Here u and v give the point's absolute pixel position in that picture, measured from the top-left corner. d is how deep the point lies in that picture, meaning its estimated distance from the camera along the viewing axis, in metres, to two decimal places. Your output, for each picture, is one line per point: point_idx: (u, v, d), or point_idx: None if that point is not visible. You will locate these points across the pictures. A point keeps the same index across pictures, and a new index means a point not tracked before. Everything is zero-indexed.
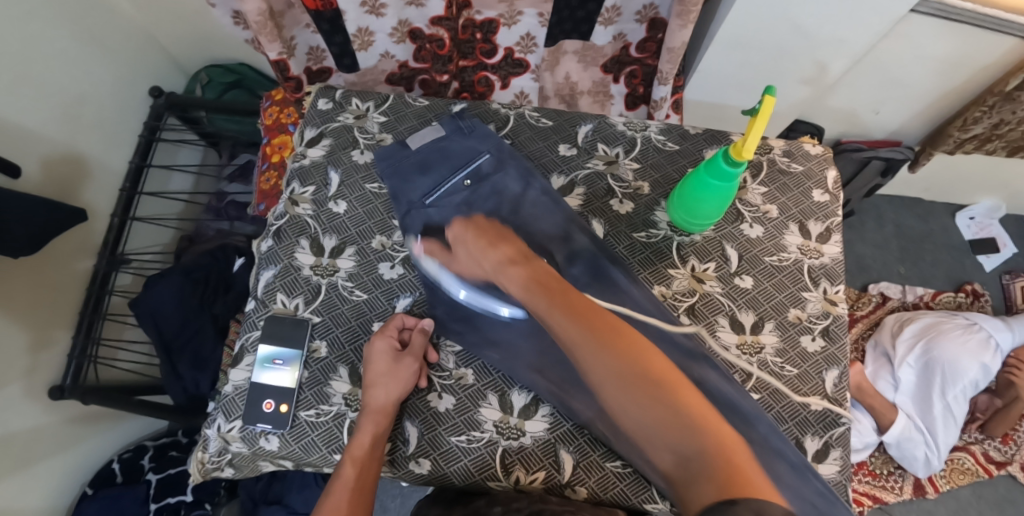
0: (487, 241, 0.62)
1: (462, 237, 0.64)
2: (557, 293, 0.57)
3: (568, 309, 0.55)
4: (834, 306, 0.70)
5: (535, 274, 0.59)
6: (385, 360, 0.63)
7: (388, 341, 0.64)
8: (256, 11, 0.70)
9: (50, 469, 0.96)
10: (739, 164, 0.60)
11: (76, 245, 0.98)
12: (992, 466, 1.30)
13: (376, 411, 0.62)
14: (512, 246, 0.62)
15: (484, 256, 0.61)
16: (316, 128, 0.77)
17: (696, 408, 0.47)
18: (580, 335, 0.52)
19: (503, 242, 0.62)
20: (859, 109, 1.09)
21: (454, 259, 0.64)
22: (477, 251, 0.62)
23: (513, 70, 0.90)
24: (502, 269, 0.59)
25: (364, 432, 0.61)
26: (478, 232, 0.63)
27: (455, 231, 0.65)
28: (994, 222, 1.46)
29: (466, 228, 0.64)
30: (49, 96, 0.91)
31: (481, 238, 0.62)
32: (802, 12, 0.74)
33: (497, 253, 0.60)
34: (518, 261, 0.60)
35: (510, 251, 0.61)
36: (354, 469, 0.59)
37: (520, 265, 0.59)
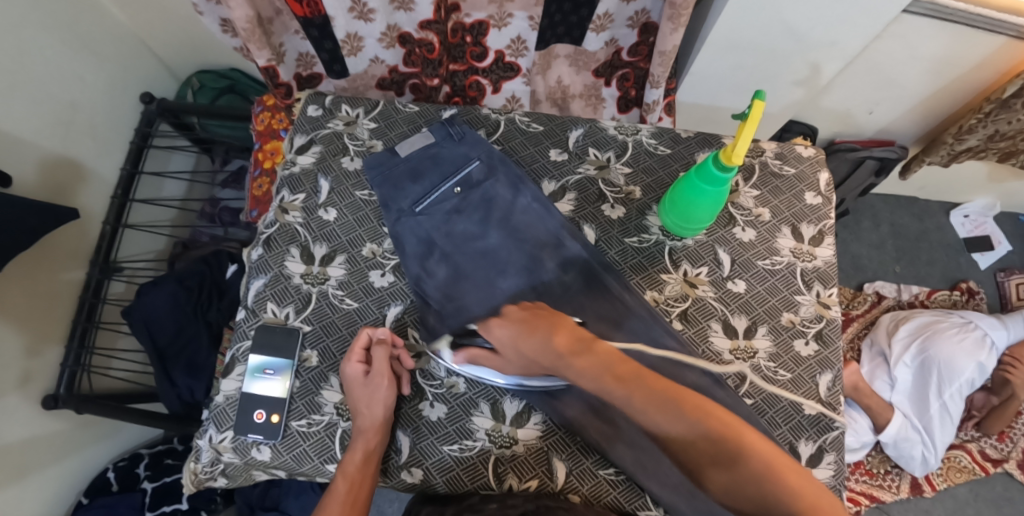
0: (538, 334, 0.56)
1: (510, 338, 0.58)
2: (624, 367, 0.53)
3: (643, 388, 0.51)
4: (828, 309, 0.69)
5: (599, 355, 0.53)
6: (360, 382, 0.63)
7: (355, 367, 0.63)
8: (244, 18, 0.70)
9: (45, 479, 0.95)
10: (730, 169, 0.60)
11: (67, 254, 0.97)
12: (989, 464, 1.30)
13: (365, 430, 0.62)
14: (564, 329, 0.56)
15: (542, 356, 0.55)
16: (305, 135, 0.76)
17: (780, 464, 0.47)
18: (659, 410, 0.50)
19: (556, 328, 0.56)
20: (853, 109, 1.09)
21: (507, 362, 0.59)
22: (532, 352, 0.56)
23: (505, 74, 0.89)
24: (566, 364, 0.53)
25: (354, 449, 0.61)
26: (528, 327, 0.57)
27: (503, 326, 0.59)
28: (989, 220, 1.46)
29: (508, 328, 0.58)
30: (41, 102, 0.90)
31: (532, 333, 0.56)
32: (793, 13, 0.74)
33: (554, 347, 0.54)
34: (578, 350, 0.53)
35: (567, 341, 0.54)
36: (346, 485, 0.61)
37: (584, 352, 0.53)
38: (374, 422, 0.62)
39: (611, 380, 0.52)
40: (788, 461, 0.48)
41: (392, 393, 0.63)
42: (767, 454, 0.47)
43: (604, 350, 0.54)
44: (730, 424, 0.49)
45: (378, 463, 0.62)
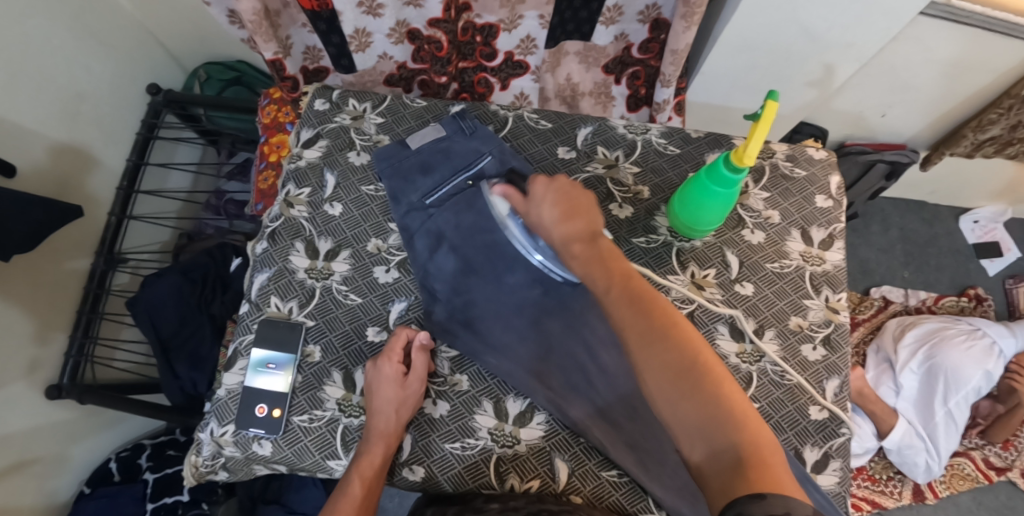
0: (560, 212, 0.57)
1: (541, 197, 0.58)
2: (617, 264, 0.53)
3: (625, 290, 0.50)
4: (836, 314, 0.68)
5: (599, 250, 0.54)
6: (396, 384, 0.62)
7: (393, 367, 0.62)
8: (251, 10, 0.69)
9: (47, 468, 0.96)
10: (741, 170, 0.59)
11: (72, 243, 0.97)
12: (993, 472, 1.29)
13: (383, 432, 0.61)
14: (586, 218, 0.57)
15: (554, 225, 0.57)
16: (312, 128, 0.76)
17: (741, 406, 0.44)
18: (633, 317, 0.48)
19: (575, 214, 0.57)
20: (865, 111, 1.08)
21: (528, 212, 0.60)
22: (548, 216, 0.57)
23: (513, 72, 0.89)
24: (568, 246, 0.56)
25: (373, 452, 0.61)
26: (560, 196, 0.58)
27: (536, 185, 0.59)
28: (999, 225, 1.44)
29: (548, 189, 0.59)
30: (47, 92, 0.90)
31: (557, 206, 0.57)
32: (807, 13, 0.73)
33: (567, 227, 0.56)
34: (585, 240, 0.55)
35: (579, 228, 0.56)
36: (361, 488, 0.60)
37: (586, 241, 0.55)
38: (391, 424, 0.61)
39: (601, 275, 0.52)
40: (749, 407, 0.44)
41: (420, 397, 0.64)
42: (734, 396, 0.44)
43: (607, 248, 0.55)
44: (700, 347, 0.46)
45: (388, 467, 0.62)
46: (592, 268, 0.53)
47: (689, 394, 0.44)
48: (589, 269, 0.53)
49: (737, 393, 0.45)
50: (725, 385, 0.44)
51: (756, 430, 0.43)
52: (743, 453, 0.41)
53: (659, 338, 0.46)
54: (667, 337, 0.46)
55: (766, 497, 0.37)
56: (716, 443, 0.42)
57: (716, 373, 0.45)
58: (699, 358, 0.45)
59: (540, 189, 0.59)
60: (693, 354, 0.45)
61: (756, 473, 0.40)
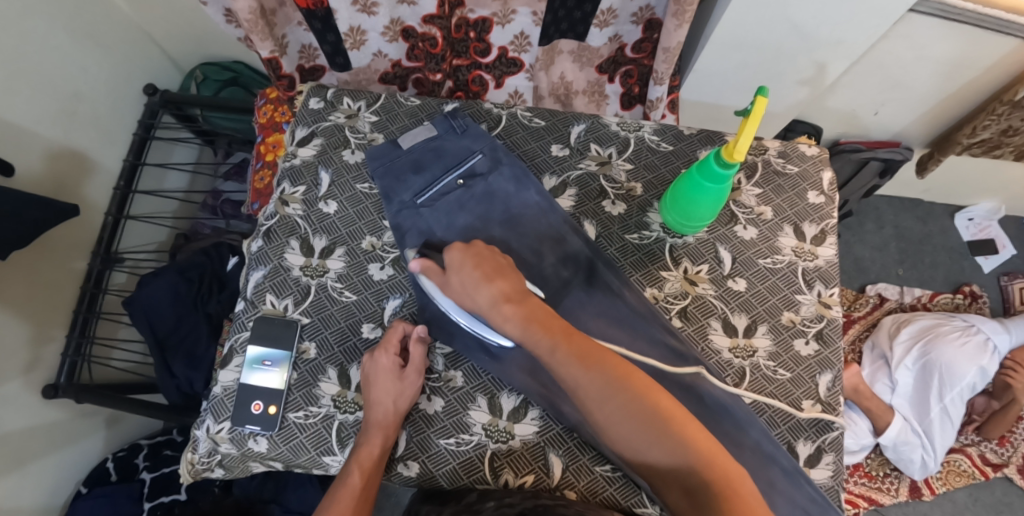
0: (483, 273, 0.56)
1: (461, 264, 0.58)
2: (553, 321, 0.54)
3: (573, 348, 0.52)
4: (828, 309, 0.69)
5: (531, 310, 0.54)
6: (394, 375, 0.62)
7: (392, 358, 0.63)
8: (246, 9, 0.70)
9: (43, 468, 0.95)
10: (732, 166, 0.59)
11: (69, 243, 0.98)
12: (989, 468, 1.29)
13: (381, 423, 0.61)
14: (508, 280, 0.56)
15: (478, 290, 0.55)
16: (307, 127, 0.76)
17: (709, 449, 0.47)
18: (587, 376, 0.50)
19: (498, 276, 0.56)
20: (858, 110, 1.08)
21: (448, 284, 0.59)
22: (470, 283, 0.56)
23: (508, 70, 0.89)
24: (496, 308, 0.54)
25: (372, 444, 0.61)
26: (478, 259, 0.58)
27: (452, 253, 0.59)
28: (994, 223, 1.45)
29: (466, 254, 0.58)
30: (44, 94, 0.91)
31: (479, 268, 0.57)
32: (798, 12, 0.73)
33: (493, 289, 0.55)
34: (513, 301, 0.54)
35: (506, 288, 0.55)
36: (360, 479, 0.60)
37: (516, 302, 0.54)
38: (389, 417, 0.61)
39: (541, 333, 0.53)
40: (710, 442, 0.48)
41: (418, 391, 0.64)
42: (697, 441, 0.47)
43: (538, 309, 0.55)
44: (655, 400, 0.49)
45: (386, 460, 0.62)
46: (532, 326, 0.53)
47: (657, 440, 0.48)
48: (531, 334, 0.53)
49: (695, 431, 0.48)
50: (687, 429, 0.48)
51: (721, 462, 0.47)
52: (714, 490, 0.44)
53: (616, 392, 0.49)
54: (626, 390, 0.49)
55: None
56: (690, 481, 0.46)
57: (675, 416, 0.49)
58: (659, 406, 0.49)
59: (456, 258, 0.58)
60: (651, 401, 0.49)
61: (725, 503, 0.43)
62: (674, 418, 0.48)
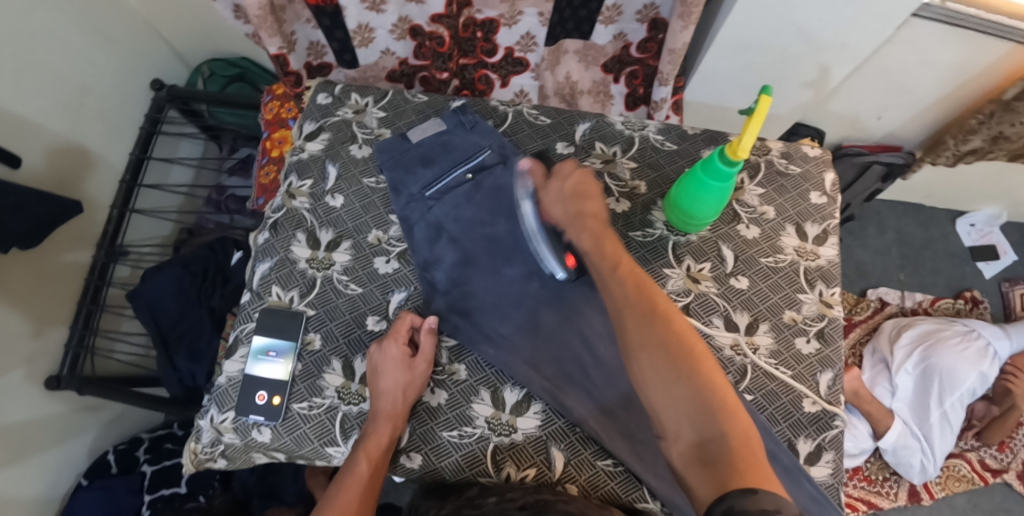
0: (576, 192, 0.62)
1: (564, 172, 0.64)
2: (621, 251, 0.58)
3: (630, 275, 0.55)
4: (830, 309, 0.69)
5: (604, 230, 0.60)
6: (402, 362, 0.63)
7: (400, 347, 0.64)
8: (256, 5, 0.71)
9: (43, 460, 0.96)
10: (736, 164, 0.60)
11: (74, 236, 0.99)
12: (988, 474, 1.29)
13: (389, 413, 0.62)
14: (598, 206, 0.62)
15: (564, 204, 0.62)
16: (315, 122, 0.77)
17: (733, 402, 0.46)
18: (635, 298, 0.53)
19: (588, 198, 0.62)
20: (861, 114, 1.09)
21: (545, 189, 0.64)
22: (565, 190, 0.62)
23: (514, 69, 0.89)
24: (578, 220, 0.60)
25: (381, 433, 0.61)
26: (579, 180, 0.63)
27: (563, 165, 0.64)
28: (995, 229, 1.45)
29: (574, 170, 0.63)
30: (53, 86, 0.92)
31: (577, 186, 0.62)
32: (802, 14, 0.74)
33: (581, 206, 0.61)
34: (594, 220, 0.60)
35: (592, 210, 0.61)
36: (369, 468, 0.60)
37: (596, 223, 0.60)
38: (397, 406, 0.62)
39: (608, 254, 0.57)
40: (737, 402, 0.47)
41: (426, 382, 0.65)
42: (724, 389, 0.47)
43: (613, 235, 0.60)
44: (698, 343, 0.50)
45: (392, 452, 0.62)
46: (597, 249, 0.58)
47: (679, 379, 0.47)
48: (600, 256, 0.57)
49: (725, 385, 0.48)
50: (717, 378, 0.48)
51: (743, 424, 0.45)
52: (732, 446, 0.43)
53: (661, 324, 0.50)
54: (668, 324, 0.50)
55: (757, 493, 0.39)
56: (707, 433, 0.44)
57: (707, 364, 0.48)
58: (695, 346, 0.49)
59: (566, 170, 0.64)
60: (688, 343, 0.49)
61: (743, 462, 0.42)
62: (708, 368, 0.48)
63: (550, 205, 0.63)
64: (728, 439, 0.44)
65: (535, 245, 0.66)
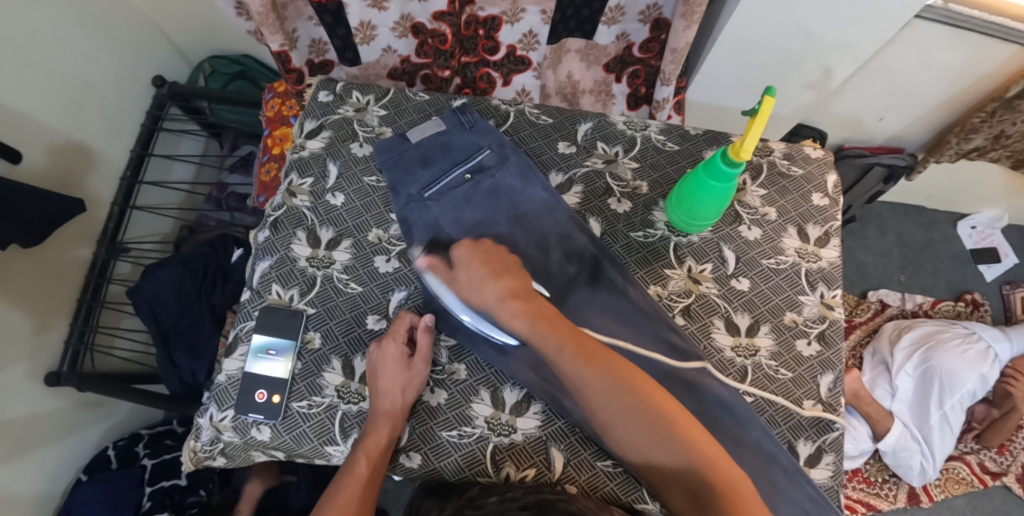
0: (489, 270, 0.58)
1: (467, 260, 0.59)
2: (559, 321, 0.56)
3: (579, 348, 0.54)
4: (831, 310, 0.69)
5: (536, 307, 0.56)
6: (400, 362, 0.63)
7: (399, 347, 0.64)
8: (258, 2, 0.70)
9: (44, 456, 0.96)
10: (738, 165, 0.60)
11: (76, 231, 0.99)
12: (987, 477, 1.29)
13: (388, 413, 0.62)
14: (514, 277, 0.58)
15: (484, 286, 0.57)
16: (316, 120, 0.77)
17: (713, 454, 0.50)
18: (591, 372, 0.53)
19: (503, 273, 0.58)
20: (863, 115, 1.09)
21: (455, 280, 0.60)
22: (475, 279, 0.58)
23: (516, 67, 0.89)
24: (504, 304, 0.56)
25: (380, 432, 0.61)
26: (486, 257, 0.59)
27: (461, 249, 0.60)
28: (996, 231, 1.45)
29: (473, 250, 0.60)
30: (55, 83, 0.92)
31: (485, 266, 0.58)
32: (806, 14, 0.74)
33: (499, 287, 0.57)
34: (520, 295, 0.56)
35: (513, 285, 0.57)
36: (368, 467, 0.60)
37: (523, 299, 0.56)
38: (396, 406, 0.62)
39: (548, 333, 0.55)
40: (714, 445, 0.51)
41: (424, 383, 0.65)
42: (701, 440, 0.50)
43: (543, 305, 0.57)
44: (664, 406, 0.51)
45: (390, 451, 0.62)
46: (540, 325, 0.55)
47: (663, 442, 0.51)
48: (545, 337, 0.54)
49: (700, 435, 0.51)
50: (692, 431, 0.51)
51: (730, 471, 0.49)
52: (719, 492, 0.47)
53: (621, 394, 0.52)
54: (629, 392, 0.52)
55: None
56: (695, 484, 0.49)
57: (676, 415, 0.51)
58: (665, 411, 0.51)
59: (464, 255, 0.60)
60: (653, 403, 0.51)
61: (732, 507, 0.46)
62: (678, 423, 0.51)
63: (467, 297, 0.58)
64: (714, 486, 0.48)
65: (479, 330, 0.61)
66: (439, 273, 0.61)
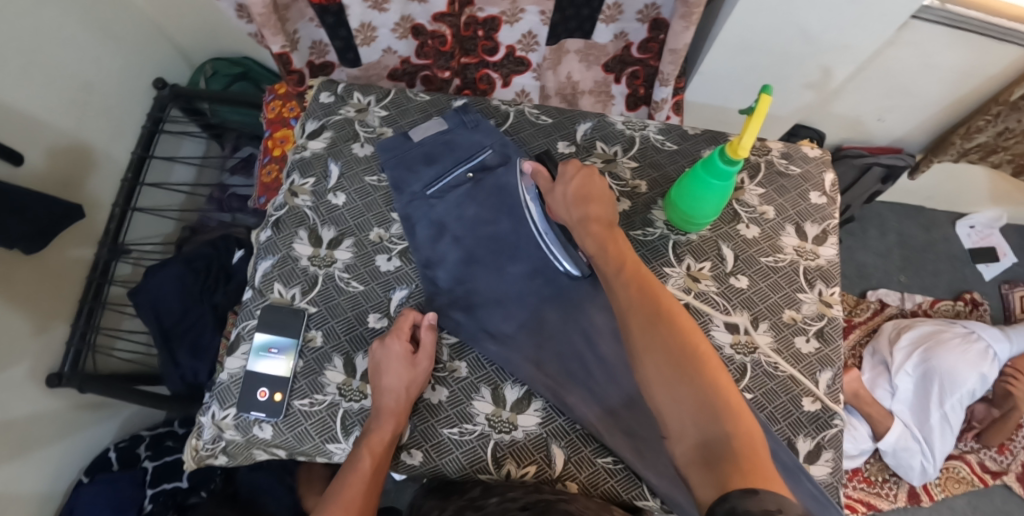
0: (582, 193, 0.62)
1: (569, 176, 0.64)
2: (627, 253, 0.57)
3: (636, 276, 0.54)
4: (829, 308, 0.70)
5: (612, 235, 0.59)
6: (405, 359, 0.63)
7: (403, 344, 0.64)
8: (261, 3, 0.71)
9: (45, 457, 0.96)
10: (736, 163, 0.60)
11: (76, 232, 0.99)
12: (988, 476, 1.29)
13: (392, 410, 0.62)
14: (604, 206, 0.62)
15: (573, 207, 0.62)
16: (318, 120, 0.77)
17: (739, 407, 0.46)
18: (640, 297, 0.52)
19: (595, 198, 0.62)
20: (862, 116, 1.10)
21: (551, 192, 0.65)
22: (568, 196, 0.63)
23: (515, 69, 0.89)
24: (584, 223, 0.60)
25: (382, 429, 0.61)
26: (584, 181, 0.63)
27: (568, 166, 0.64)
28: (995, 231, 1.46)
29: (578, 170, 0.64)
30: (57, 84, 0.92)
31: (582, 188, 0.62)
32: (804, 15, 0.74)
33: (586, 209, 0.61)
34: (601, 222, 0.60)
35: (597, 211, 0.61)
36: (371, 464, 0.60)
37: (601, 224, 0.60)
38: (400, 403, 0.62)
39: (611, 257, 0.57)
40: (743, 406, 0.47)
41: (427, 379, 0.65)
42: (729, 393, 0.46)
43: (620, 237, 0.59)
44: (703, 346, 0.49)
45: (393, 448, 0.62)
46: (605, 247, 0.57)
47: (685, 380, 0.46)
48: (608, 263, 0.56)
49: (728, 385, 0.47)
50: (720, 376, 0.47)
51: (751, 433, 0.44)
52: (735, 446, 0.43)
53: (662, 322, 0.50)
54: (671, 324, 0.50)
55: (758, 493, 0.38)
56: (711, 435, 0.44)
57: (711, 364, 0.48)
58: (699, 349, 0.48)
59: (569, 172, 0.64)
60: (693, 344, 0.48)
61: (747, 460, 0.42)
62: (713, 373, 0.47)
63: (557, 210, 0.64)
64: (730, 437, 0.43)
65: (545, 246, 0.67)
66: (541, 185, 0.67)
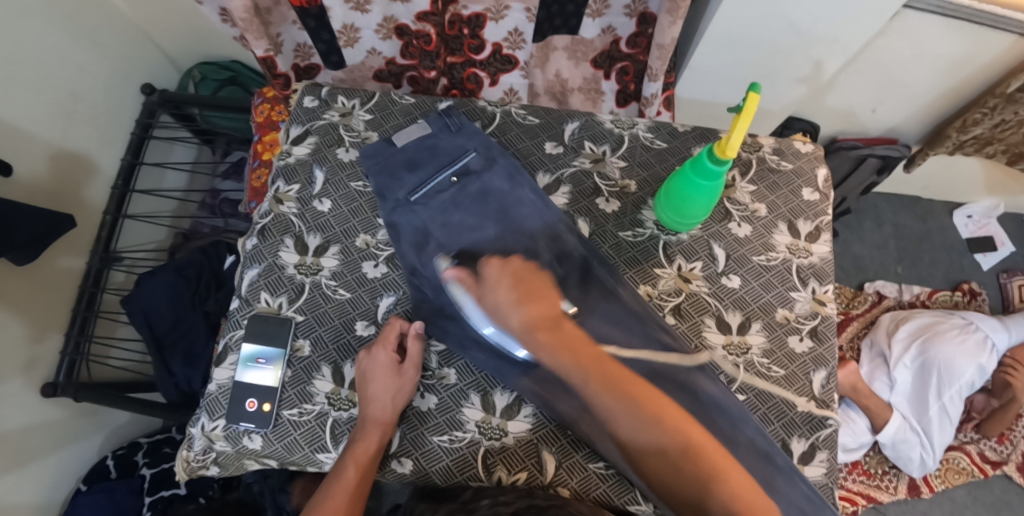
0: (517, 294, 0.60)
1: (497, 280, 0.62)
2: (586, 352, 0.58)
3: (602, 375, 0.56)
4: (822, 307, 0.69)
5: (562, 335, 0.59)
6: (390, 369, 0.63)
7: (389, 354, 0.63)
8: (242, 8, 0.70)
9: (43, 468, 0.96)
10: (724, 162, 0.59)
11: (67, 243, 0.98)
12: (988, 466, 1.29)
13: (378, 419, 0.62)
14: (542, 302, 0.61)
15: (512, 311, 0.59)
16: (302, 126, 0.76)
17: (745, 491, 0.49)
18: (615, 403, 0.54)
19: (533, 298, 0.60)
20: (856, 108, 1.09)
21: (483, 300, 0.62)
22: (501, 305, 0.60)
23: (503, 67, 0.88)
24: (530, 333, 0.59)
25: (369, 438, 0.61)
26: (513, 280, 0.61)
27: (491, 267, 0.63)
28: (992, 220, 1.44)
29: (502, 269, 0.62)
30: (45, 94, 0.91)
31: (514, 289, 0.61)
32: (794, 9, 0.73)
33: (526, 314, 0.59)
34: (546, 324, 0.59)
35: (536, 311, 0.60)
36: (357, 473, 0.60)
37: (549, 326, 0.59)
38: (387, 412, 0.62)
39: (572, 362, 0.57)
40: (746, 484, 0.50)
41: (415, 388, 0.65)
42: (734, 484, 0.49)
43: (570, 334, 0.60)
44: (694, 440, 0.51)
45: (380, 457, 0.62)
46: (561, 354, 0.58)
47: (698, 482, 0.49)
48: (575, 371, 0.57)
49: (727, 467, 0.50)
50: (719, 467, 0.50)
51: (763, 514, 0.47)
52: None
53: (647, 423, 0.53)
54: (655, 422, 0.52)
55: None
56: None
57: (713, 459, 0.51)
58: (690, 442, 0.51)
59: (493, 273, 0.62)
60: (685, 439, 0.51)
61: None
62: (711, 461, 0.50)
63: (495, 315, 0.60)
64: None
65: (467, 315, 0.64)
66: (469, 288, 0.63)
